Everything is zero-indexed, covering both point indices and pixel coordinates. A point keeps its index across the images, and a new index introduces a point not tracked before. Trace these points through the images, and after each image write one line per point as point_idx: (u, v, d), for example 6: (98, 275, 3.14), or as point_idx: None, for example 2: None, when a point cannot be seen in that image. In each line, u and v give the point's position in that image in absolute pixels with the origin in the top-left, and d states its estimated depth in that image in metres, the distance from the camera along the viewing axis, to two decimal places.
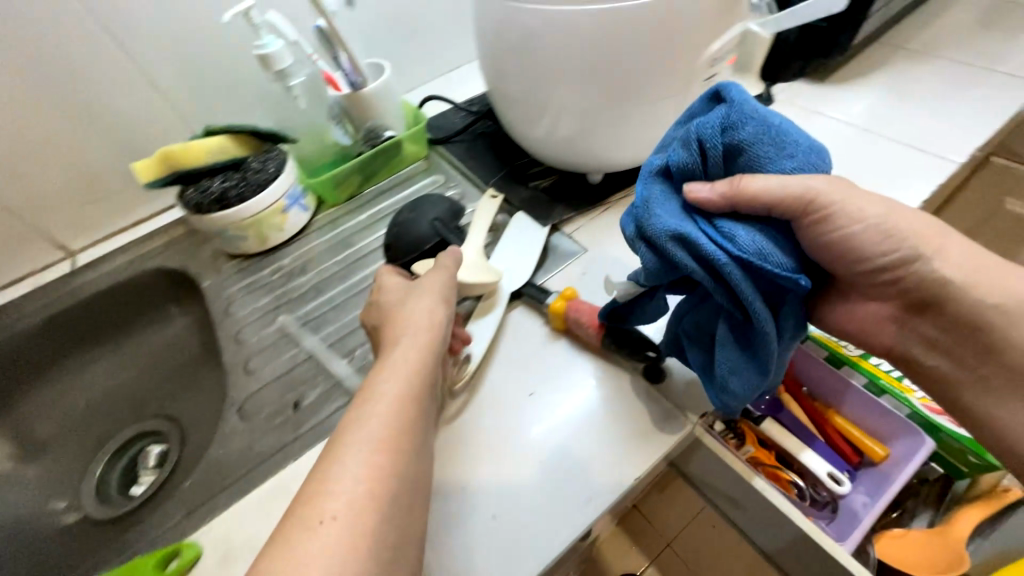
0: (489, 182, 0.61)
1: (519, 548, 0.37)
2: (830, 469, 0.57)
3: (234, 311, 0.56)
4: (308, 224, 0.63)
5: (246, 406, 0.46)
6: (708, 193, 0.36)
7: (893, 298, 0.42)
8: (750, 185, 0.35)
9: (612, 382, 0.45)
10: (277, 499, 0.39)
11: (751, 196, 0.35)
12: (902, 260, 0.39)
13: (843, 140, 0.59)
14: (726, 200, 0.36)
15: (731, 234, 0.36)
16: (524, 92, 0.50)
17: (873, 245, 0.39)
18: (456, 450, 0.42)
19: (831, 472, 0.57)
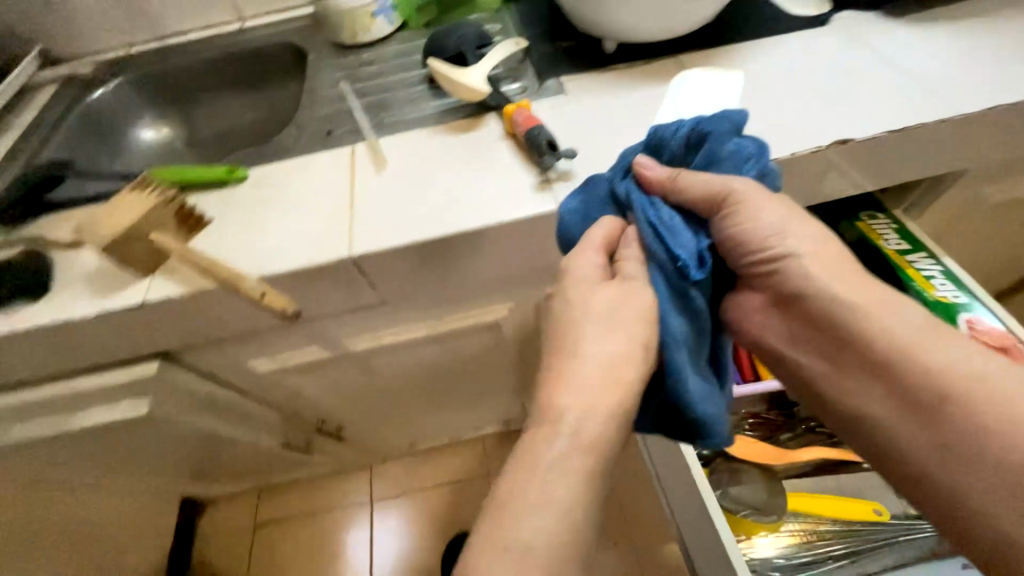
0: (526, 33, 0.72)
1: (405, 231, 0.52)
2: None
3: (320, 75, 0.77)
4: (389, 36, 0.80)
5: (302, 125, 0.69)
6: (654, 173, 0.42)
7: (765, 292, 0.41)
8: (684, 180, 0.40)
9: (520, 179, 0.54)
10: (294, 166, 0.61)
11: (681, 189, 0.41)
12: (781, 257, 0.38)
13: (864, 71, 0.58)
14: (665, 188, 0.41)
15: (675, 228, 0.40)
16: None
17: (739, 247, 0.40)
18: (395, 175, 0.57)
19: None
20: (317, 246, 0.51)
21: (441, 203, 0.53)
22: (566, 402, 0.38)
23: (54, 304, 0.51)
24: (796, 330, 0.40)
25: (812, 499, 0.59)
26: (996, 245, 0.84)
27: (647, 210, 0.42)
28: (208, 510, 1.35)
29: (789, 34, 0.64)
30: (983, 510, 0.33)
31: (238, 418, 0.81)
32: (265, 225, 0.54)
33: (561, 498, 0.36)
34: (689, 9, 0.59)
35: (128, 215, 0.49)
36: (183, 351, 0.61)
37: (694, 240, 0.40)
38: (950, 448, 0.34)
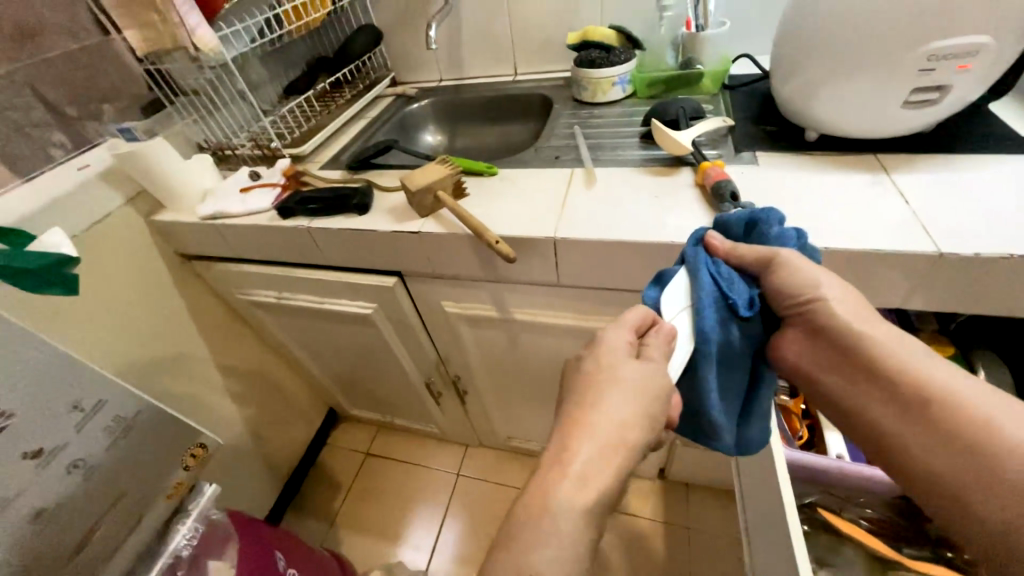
0: (736, 115, 0.86)
1: (598, 230, 0.68)
2: (842, 452, 0.64)
3: (559, 119, 1.03)
4: (618, 100, 1.04)
5: (539, 149, 0.93)
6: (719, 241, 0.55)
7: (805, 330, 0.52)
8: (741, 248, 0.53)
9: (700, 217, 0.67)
10: (529, 173, 0.84)
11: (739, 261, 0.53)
12: (816, 300, 0.49)
13: None
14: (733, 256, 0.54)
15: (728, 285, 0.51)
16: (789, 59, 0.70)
17: (784, 295, 0.51)
18: (601, 193, 0.75)
19: (839, 453, 0.64)
20: (533, 225, 0.71)
21: (630, 219, 0.69)
22: (583, 447, 0.44)
23: (368, 219, 0.81)
24: (825, 360, 0.51)
25: None
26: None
27: (708, 265, 0.52)
28: (339, 426, 1.66)
29: (1022, 155, 0.65)
30: (985, 509, 0.41)
31: (411, 346, 1.06)
32: (502, 205, 0.77)
33: (557, 544, 0.41)
34: (900, 117, 0.65)
35: (429, 176, 0.77)
36: (412, 276, 0.87)
37: (747, 289, 0.52)
38: (962, 458, 0.43)
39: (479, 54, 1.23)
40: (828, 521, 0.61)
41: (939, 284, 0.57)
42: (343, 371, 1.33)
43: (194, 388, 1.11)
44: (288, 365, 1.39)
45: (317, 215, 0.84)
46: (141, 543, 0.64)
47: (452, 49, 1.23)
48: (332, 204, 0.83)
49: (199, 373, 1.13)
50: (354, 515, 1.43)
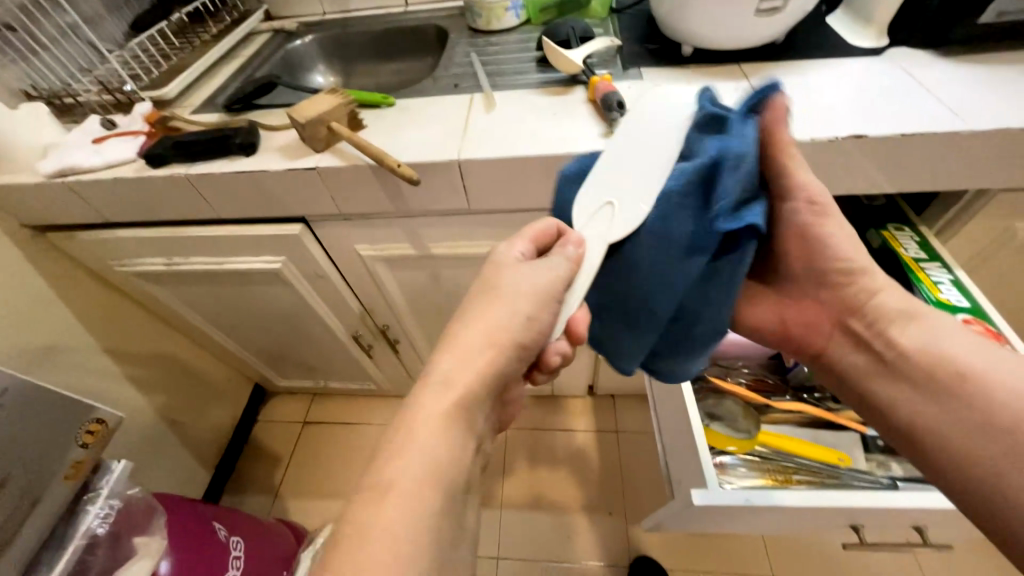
0: (623, 36, 0.90)
1: (500, 148, 0.70)
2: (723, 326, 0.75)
3: (457, 49, 1.00)
4: (514, 27, 1.02)
5: (438, 78, 0.91)
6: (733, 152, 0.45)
7: None
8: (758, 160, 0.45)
9: (593, 129, 0.70)
10: (429, 101, 0.82)
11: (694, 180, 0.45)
12: (863, 273, 0.50)
13: (903, 92, 0.68)
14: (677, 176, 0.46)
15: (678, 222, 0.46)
16: None
17: None
18: (501, 115, 0.76)
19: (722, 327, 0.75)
20: (436, 150, 0.71)
21: (530, 136, 0.71)
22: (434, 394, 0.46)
23: (256, 159, 0.75)
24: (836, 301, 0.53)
25: (782, 437, 0.68)
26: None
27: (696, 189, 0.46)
28: (270, 401, 1.58)
29: (850, 58, 0.76)
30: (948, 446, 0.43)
31: (331, 300, 1.03)
32: (404, 134, 0.75)
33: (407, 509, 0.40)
34: (757, 25, 0.72)
35: (319, 106, 0.72)
36: (319, 221, 0.83)
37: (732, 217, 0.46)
38: None
39: None
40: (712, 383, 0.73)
41: None
42: (264, 341, 1.25)
43: (82, 378, 0.99)
44: (197, 343, 1.28)
45: (196, 163, 0.76)
46: (43, 530, 0.58)
47: None
48: (212, 147, 0.75)
49: (85, 362, 1.00)
50: (299, 483, 1.41)
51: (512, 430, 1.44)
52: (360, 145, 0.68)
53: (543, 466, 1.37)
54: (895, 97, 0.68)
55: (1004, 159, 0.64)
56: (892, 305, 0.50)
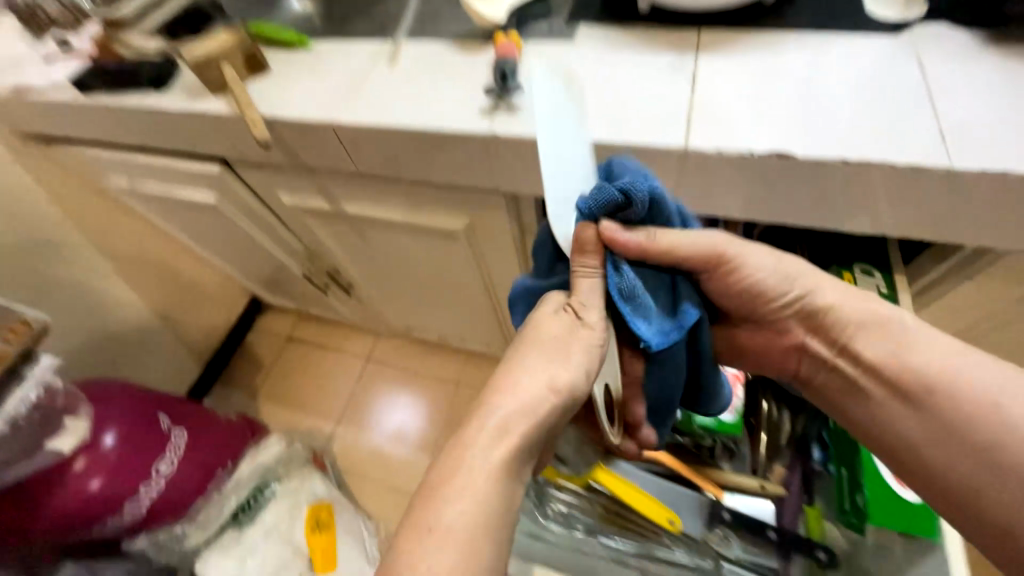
0: None
1: (377, 113, 0.63)
2: None
3: None
4: None
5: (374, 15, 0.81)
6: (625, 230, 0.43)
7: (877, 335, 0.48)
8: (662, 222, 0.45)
9: (479, 102, 0.60)
10: (343, 45, 0.74)
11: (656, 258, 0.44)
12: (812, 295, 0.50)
13: (887, 96, 0.50)
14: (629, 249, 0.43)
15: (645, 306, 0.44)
16: None
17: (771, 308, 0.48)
18: (399, 71, 0.67)
19: None
20: (319, 106, 0.66)
21: (412, 101, 0.63)
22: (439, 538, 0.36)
23: (163, 94, 0.75)
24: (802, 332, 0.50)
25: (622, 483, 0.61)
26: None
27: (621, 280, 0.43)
28: (265, 314, 1.74)
29: (850, 37, 0.56)
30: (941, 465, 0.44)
31: (274, 238, 1.06)
32: (299, 82, 0.70)
33: None
34: None
35: (210, 44, 0.68)
36: (236, 164, 0.83)
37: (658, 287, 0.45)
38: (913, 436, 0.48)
39: None
40: None
41: (693, 183, 0.53)
42: (243, 262, 1.35)
43: (78, 271, 1.15)
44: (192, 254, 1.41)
45: (114, 92, 0.77)
46: None
47: None
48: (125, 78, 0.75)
49: (81, 258, 1.16)
50: (274, 390, 1.58)
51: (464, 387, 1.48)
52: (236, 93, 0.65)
53: None
54: (869, 103, 0.50)
55: (1000, 214, 0.46)
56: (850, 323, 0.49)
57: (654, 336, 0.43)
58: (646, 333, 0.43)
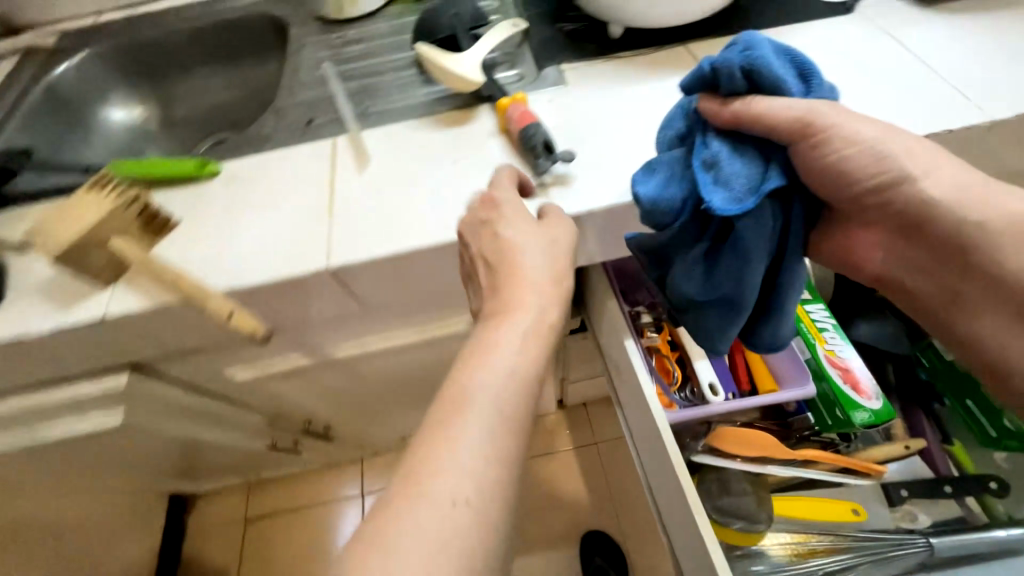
0: (531, 12, 0.66)
1: (368, 235, 0.47)
2: (713, 380, 0.63)
3: (303, 52, 0.70)
4: (380, 9, 0.73)
5: (279, 109, 0.62)
6: (711, 108, 0.39)
7: (883, 224, 0.40)
8: (766, 107, 0.36)
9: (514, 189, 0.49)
10: (272, 163, 0.56)
11: (756, 119, 0.37)
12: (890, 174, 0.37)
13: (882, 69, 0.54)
14: (735, 116, 0.37)
15: (728, 169, 0.37)
16: None
17: (843, 176, 0.37)
18: (375, 165, 0.52)
19: (712, 383, 0.63)
20: (294, 253, 0.47)
21: (419, 203, 0.49)
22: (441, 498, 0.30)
23: (13, 309, 0.48)
24: (858, 171, 0.37)
25: (797, 502, 0.59)
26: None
27: (703, 176, 0.38)
28: (198, 503, 1.29)
29: (813, 20, 0.60)
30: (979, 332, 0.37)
31: (219, 423, 0.77)
32: (249, 228, 0.49)
33: None
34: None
35: (82, 220, 0.45)
36: (150, 358, 0.57)
37: (749, 179, 0.37)
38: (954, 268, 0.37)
39: None
40: (717, 455, 0.60)
41: None
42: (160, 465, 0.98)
43: None
44: None
45: None
46: None
47: None
48: None
49: None
50: None
51: None
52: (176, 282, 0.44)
53: None
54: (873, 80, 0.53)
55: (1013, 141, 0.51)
56: (872, 147, 0.37)
57: (726, 204, 0.36)
58: (720, 201, 0.36)
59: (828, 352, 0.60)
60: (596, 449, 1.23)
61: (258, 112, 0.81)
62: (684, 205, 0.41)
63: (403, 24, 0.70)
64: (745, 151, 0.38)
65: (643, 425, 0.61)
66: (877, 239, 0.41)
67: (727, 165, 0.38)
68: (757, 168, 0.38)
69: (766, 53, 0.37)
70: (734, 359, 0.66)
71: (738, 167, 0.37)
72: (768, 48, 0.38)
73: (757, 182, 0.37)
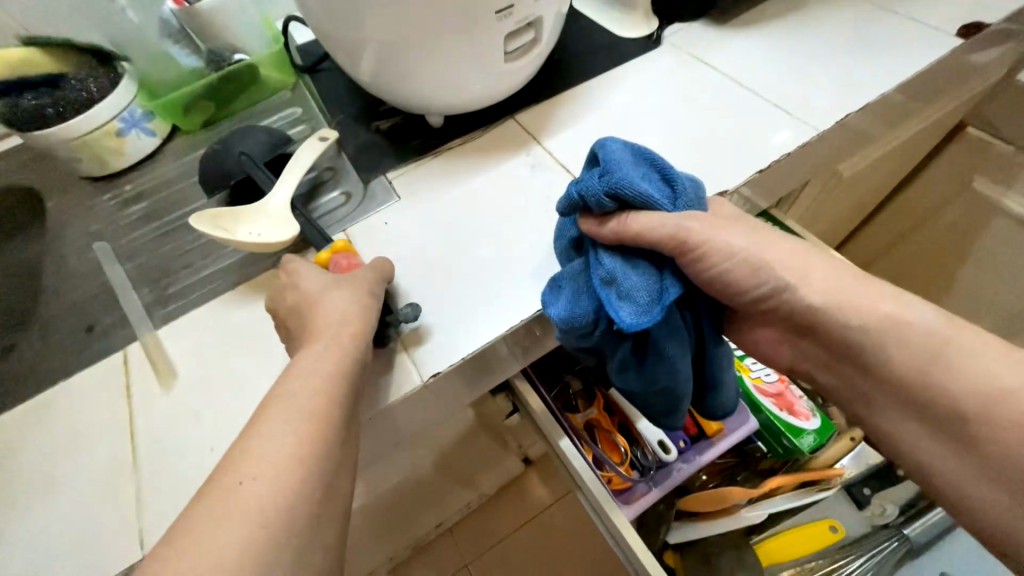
0: (337, 117, 0.58)
1: (201, 485, 0.36)
2: (661, 438, 0.57)
3: (70, 231, 0.56)
4: (157, 149, 0.60)
5: (47, 323, 0.48)
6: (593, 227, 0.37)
7: (778, 324, 0.41)
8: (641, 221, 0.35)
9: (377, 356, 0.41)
10: (40, 413, 0.41)
11: (638, 232, 0.35)
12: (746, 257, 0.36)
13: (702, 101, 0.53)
14: (617, 234, 0.36)
15: (626, 282, 0.36)
16: (338, 28, 0.43)
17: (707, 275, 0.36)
18: (189, 375, 0.41)
19: (661, 442, 0.57)
20: (101, 547, 0.35)
21: (259, 414, 0.39)
22: None
23: None
24: (733, 278, 0.37)
25: (780, 541, 0.57)
26: (863, 199, 0.87)
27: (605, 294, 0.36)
28: None
29: (626, 60, 0.58)
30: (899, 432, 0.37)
31: None
32: (26, 531, 0.36)
33: None
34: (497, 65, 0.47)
35: None
36: None
37: (649, 287, 0.36)
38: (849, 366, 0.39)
39: None
40: (693, 522, 0.57)
41: None
42: None
43: None
44: None
45: None
46: None
47: None
48: None
49: None
50: None
51: (476, 558, 1.19)
52: None
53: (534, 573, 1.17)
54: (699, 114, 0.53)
55: (829, 144, 0.54)
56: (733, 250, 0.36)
57: (634, 319, 0.34)
58: (627, 318, 0.35)
59: (756, 381, 0.59)
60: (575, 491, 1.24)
61: None
62: (598, 319, 0.38)
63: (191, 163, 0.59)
64: (637, 261, 0.37)
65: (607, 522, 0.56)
66: (779, 337, 0.43)
67: (624, 278, 0.36)
68: (653, 276, 0.37)
69: (627, 165, 0.37)
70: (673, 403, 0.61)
71: (635, 279, 0.36)
72: (627, 160, 0.37)
73: (658, 289, 0.36)
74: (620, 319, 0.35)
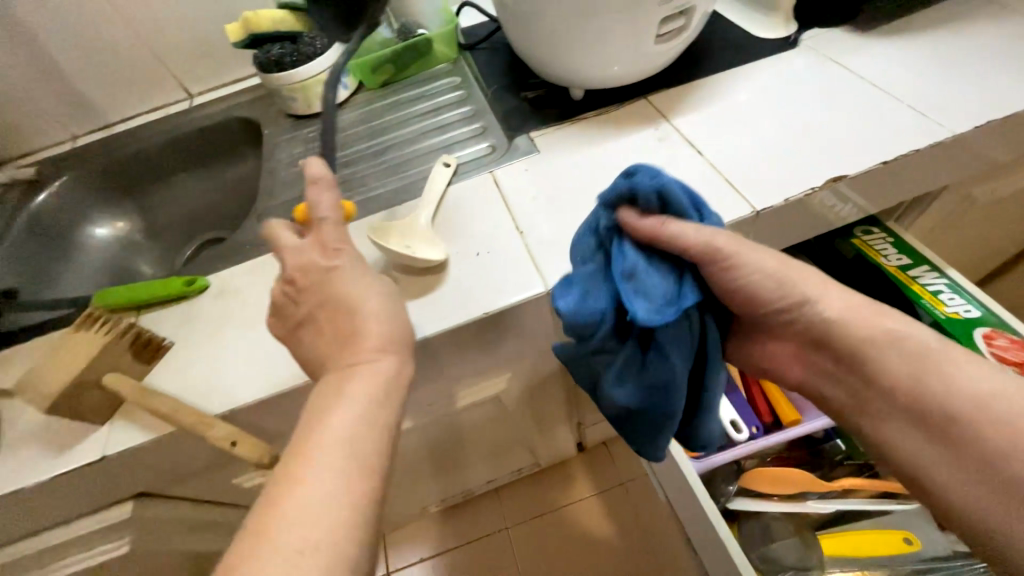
0: (492, 86, 0.69)
1: None
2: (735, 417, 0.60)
3: (279, 153, 0.73)
4: (347, 100, 0.76)
5: (262, 212, 0.64)
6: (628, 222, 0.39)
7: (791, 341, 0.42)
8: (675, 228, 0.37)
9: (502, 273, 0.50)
10: (259, 269, 0.56)
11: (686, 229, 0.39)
12: None
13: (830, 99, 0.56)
14: (651, 232, 0.38)
15: (648, 279, 0.37)
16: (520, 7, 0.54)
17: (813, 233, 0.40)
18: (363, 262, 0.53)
19: (734, 420, 0.60)
20: (293, 363, 0.47)
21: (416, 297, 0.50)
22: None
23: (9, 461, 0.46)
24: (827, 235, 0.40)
25: (845, 539, 0.56)
26: (1000, 235, 0.81)
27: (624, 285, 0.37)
28: None
29: (759, 58, 0.63)
30: (900, 444, 0.37)
31: None
32: (245, 341, 0.49)
33: None
34: (643, 46, 0.54)
35: (69, 363, 0.44)
36: (156, 484, 0.54)
37: (666, 291, 0.37)
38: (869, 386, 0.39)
39: (117, 80, 0.82)
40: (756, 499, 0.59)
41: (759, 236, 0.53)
42: None
43: None
44: None
45: None
46: None
47: (53, 81, 0.78)
48: None
49: None
50: None
51: (516, 524, 1.25)
52: (171, 414, 0.43)
53: (570, 552, 1.20)
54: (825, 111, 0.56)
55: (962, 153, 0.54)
56: None
57: (650, 313, 0.35)
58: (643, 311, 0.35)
59: None
60: (623, 485, 1.25)
61: (241, 210, 0.83)
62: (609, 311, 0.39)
63: (371, 114, 0.74)
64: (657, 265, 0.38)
65: (670, 477, 0.60)
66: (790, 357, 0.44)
67: (646, 277, 0.37)
68: (672, 282, 0.38)
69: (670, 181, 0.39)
70: (751, 390, 0.64)
71: (655, 280, 0.37)
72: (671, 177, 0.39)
73: (673, 295, 0.37)
74: (634, 310, 0.35)
